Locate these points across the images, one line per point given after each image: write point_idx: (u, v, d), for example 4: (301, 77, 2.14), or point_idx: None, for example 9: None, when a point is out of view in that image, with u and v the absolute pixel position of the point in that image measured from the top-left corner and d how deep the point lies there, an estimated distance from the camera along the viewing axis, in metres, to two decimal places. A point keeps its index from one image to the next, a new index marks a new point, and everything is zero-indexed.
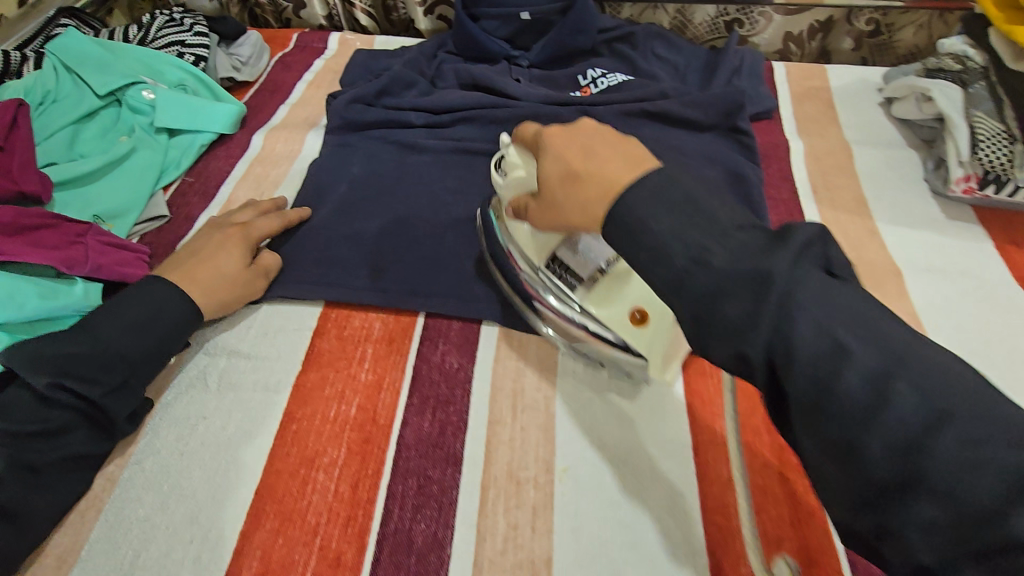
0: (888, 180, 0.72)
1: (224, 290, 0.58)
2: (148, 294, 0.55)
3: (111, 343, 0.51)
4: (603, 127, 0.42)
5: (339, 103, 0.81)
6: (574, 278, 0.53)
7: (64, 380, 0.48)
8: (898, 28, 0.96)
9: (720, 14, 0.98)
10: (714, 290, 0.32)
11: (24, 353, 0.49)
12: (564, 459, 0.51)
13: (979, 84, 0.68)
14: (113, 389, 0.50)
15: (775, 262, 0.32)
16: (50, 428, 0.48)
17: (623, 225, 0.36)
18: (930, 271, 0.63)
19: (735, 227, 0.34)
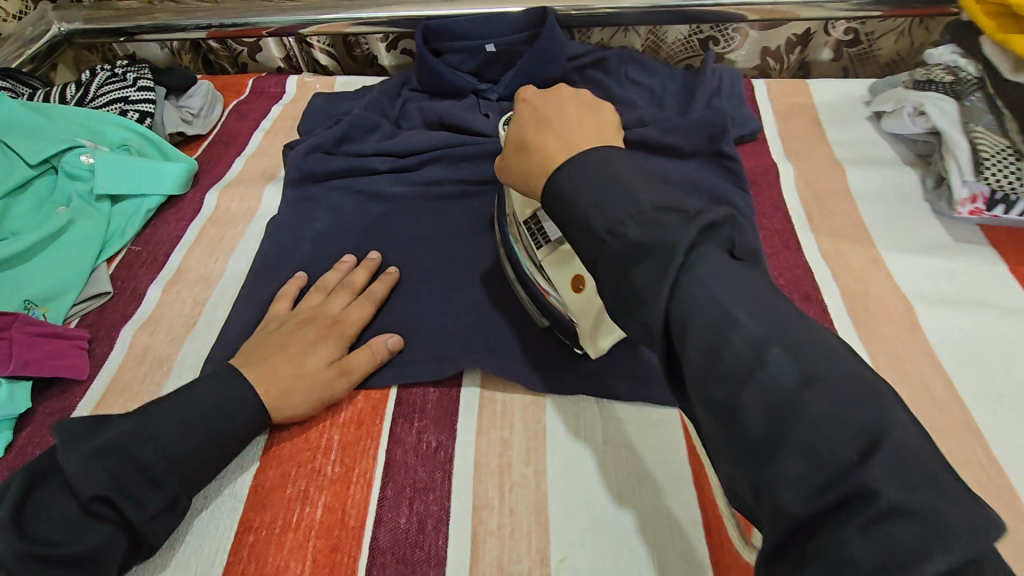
0: (887, 202, 0.68)
1: (297, 392, 0.51)
2: (223, 387, 0.49)
3: (169, 447, 0.45)
4: (569, 104, 0.49)
5: (297, 153, 0.75)
6: (543, 236, 0.55)
7: (115, 496, 0.42)
8: (879, 37, 0.93)
9: (694, 33, 0.94)
10: (587, 213, 0.39)
11: (84, 458, 0.42)
12: (560, 547, 0.45)
13: (975, 96, 0.64)
14: (158, 512, 0.44)
15: (741, 294, 0.32)
16: (86, 547, 0.41)
17: (592, 238, 0.39)
18: (943, 301, 0.58)
19: (702, 248, 0.34)
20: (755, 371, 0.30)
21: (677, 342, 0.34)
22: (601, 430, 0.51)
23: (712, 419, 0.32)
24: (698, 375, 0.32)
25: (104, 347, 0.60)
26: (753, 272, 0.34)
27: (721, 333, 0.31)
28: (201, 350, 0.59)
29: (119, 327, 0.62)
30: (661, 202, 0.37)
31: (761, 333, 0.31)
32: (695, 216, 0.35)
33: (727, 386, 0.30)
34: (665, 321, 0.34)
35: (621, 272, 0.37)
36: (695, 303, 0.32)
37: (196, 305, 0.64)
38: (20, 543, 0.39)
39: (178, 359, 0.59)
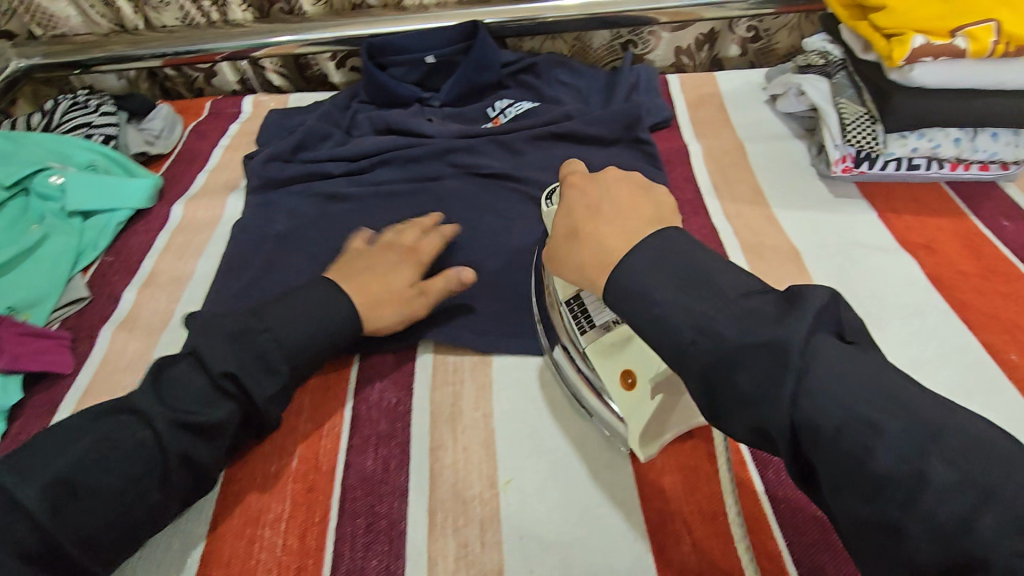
0: (779, 170, 0.78)
1: (387, 307, 0.59)
2: (326, 293, 0.56)
3: (287, 337, 0.52)
4: (618, 188, 0.51)
5: (256, 164, 0.82)
6: (588, 320, 0.54)
7: (238, 375, 0.49)
8: (774, 32, 1.06)
9: (615, 37, 1.05)
10: (666, 311, 0.40)
11: (215, 345, 0.50)
12: (507, 471, 0.52)
13: (840, 74, 0.76)
14: (272, 394, 0.51)
15: (878, 403, 0.34)
16: (211, 419, 0.48)
17: (678, 341, 0.40)
18: (824, 245, 0.68)
19: (819, 346, 0.36)
20: (919, 489, 0.31)
21: (812, 454, 0.35)
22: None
23: (870, 535, 0.33)
24: (847, 494, 0.34)
25: (86, 346, 0.65)
26: (868, 358, 0.36)
27: (866, 445, 0.33)
28: (178, 341, 0.65)
29: (98, 327, 0.67)
30: (746, 294, 0.40)
31: (912, 451, 0.32)
32: (795, 308, 0.37)
33: (891, 507, 0.32)
34: (793, 431, 0.35)
35: (720, 375, 0.38)
36: (825, 413, 0.34)
37: (170, 303, 0.69)
38: (159, 408, 0.47)
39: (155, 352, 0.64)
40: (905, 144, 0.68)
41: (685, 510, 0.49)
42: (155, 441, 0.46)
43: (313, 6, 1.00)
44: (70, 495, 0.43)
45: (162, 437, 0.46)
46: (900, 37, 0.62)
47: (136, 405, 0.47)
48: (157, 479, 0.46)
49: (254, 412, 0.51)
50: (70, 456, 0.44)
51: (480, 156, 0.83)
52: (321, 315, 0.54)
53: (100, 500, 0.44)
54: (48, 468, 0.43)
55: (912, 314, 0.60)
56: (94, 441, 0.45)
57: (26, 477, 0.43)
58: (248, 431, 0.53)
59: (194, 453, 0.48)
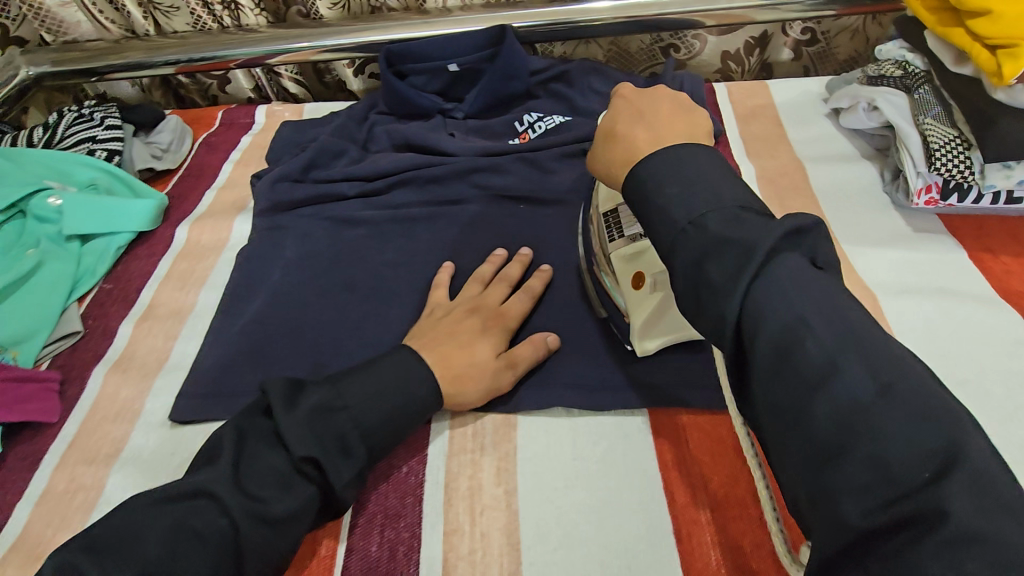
0: (847, 196, 0.69)
1: (468, 382, 0.51)
2: (405, 365, 0.49)
3: (364, 417, 0.46)
4: (669, 98, 0.51)
5: (264, 184, 0.76)
6: (617, 231, 0.55)
7: (319, 458, 0.43)
8: (834, 35, 0.95)
9: (655, 41, 0.96)
10: (666, 204, 0.41)
11: (296, 419, 0.44)
12: (532, 567, 0.45)
13: (924, 88, 0.65)
14: (351, 480, 0.44)
15: (820, 301, 0.34)
16: (286, 511, 0.42)
17: (671, 231, 0.40)
18: (904, 292, 0.59)
19: (782, 254, 0.35)
20: (830, 378, 0.31)
21: (746, 340, 0.35)
22: (620, 449, 0.51)
23: (779, 423, 0.33)
24: (765, 375, 0.34)
25: (75, 389, 0.60)
26: (837, 285, 0.36)
27: (796, 336, 0.33)
28: (172, 387, 0.59)
29: (90, 366, 0.62)
30: (744, 205, 0.39)
31: (834, 346, 0.32)
32: (780, 221, 0.37)
33: (799, 390, 0.32)
34: (737, 320, 0.35)
35: (696, 262, 0.38)
36: (770, 302, 0.34)
37: (168, 340, 0.64)
38: (238, 494, 0.41)
39: (146, 401, 0.58)
40: (1009, 176, 0.58)
41: None
42: (235, 535, 0.40)
43: (330, 10, 0.94)
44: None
45: (241, 531, 0.40)
46: (1011, 50, 0.52)
47: (209, 488, 0.41)
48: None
49: (332, 498, 0.45)
50: (143, 549, 0.38)
51: (507, 177, 0.75)
52: (399, 387, 0.48)
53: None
54: (117, 561, 0.37)
55: (1016, 382, 0.51)
56: (169, 529, 0.39)
57: (95, 574, 0.36)
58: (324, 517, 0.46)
59: (270, 552, 0.41)
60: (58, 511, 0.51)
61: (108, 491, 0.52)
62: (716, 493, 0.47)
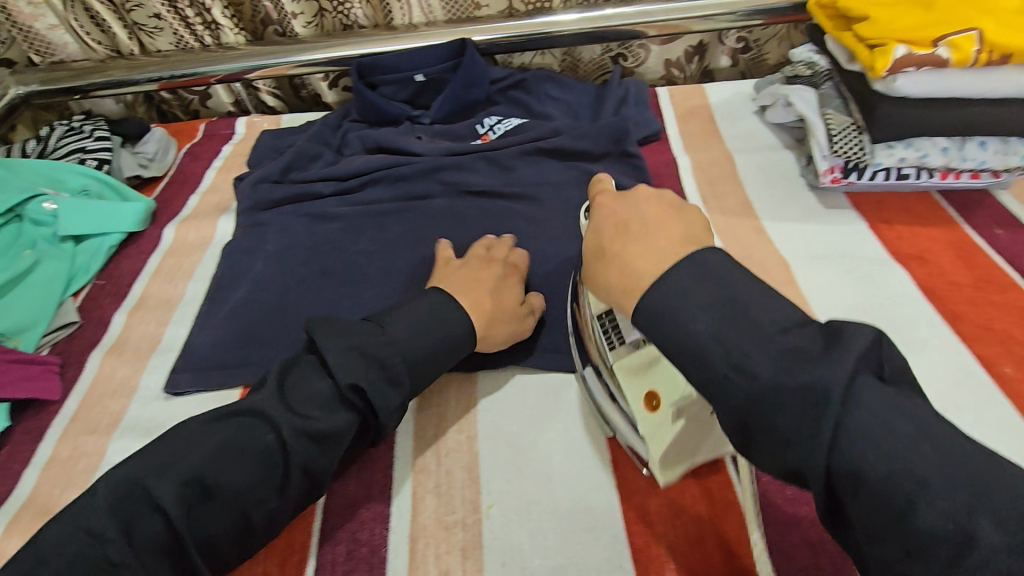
0: (769, 181, 0.78)
1: (502, 326, 0.58)
2: (446, 309, 0.55)
3: (410, 350, 0.52)
4: (652, 197, 0.47)
5: (246, 186, 0.83)
6: (617, 337, 0.52)
7: (365, 386, 0.48)
8: (764, 43, 1.06)
9: (605, 52, 1.06)
10: (701, 337, 0.37)
11: (340, 353, 0.48)
12: (489, 496, 0.51)
13: (827, 84, 0.75)
14: (395, 407, 0.50)
15: (923, 449, 0.32)
16: (330, 431, 0.46)
17: (712, 374, 0.37)
18: (813, 257, 0.67)
19: (859, 390, 0.34)
20: (966, 550, 0.29)
21: (848, 500, 0.33)
22: (569, 395, 0.58)
23: None
24: (886, 537, 0.32)
25: (74, 371, 0.65)
26: (911, 402, 0.34)
27: (907, 496, 0.31)
28: (165, 365, 0.65)
29: (88, 352, 0.68)
30: (783, 327, 0.36)
31: (960, 510, 0.30)
32: (839, 348, 0.35)
33: (930, 563, 0.30)
34: (829, 477, 0.33)
35: (752, 411, 0.35)
36: (865, 457, 0.32)
37: (159, 326, 0.70)
38: (287, 414, 0.46)
39: (141, 378, 0.64)
40: (892, 154, 0.66)
41: (669, 533, 0.48)
42: (282, 449, 0.45)
43: (305, 28, 1.02)
44: (201, 497, 0.42)
45: (287, 446, 0.45)
46: (883, 48, 0.61)
47: (261, 409, 0.46)
48: (277, 487, 0.45)
49: (373, 422, 0.50)
50: (201, 457, 0.43)
51: (470, 173, 0.83)
52: (439, 326, 0.54)
53: (226, 505, 0.43)
54: (178, 467, 0.42)
55: (904, 325, 0.59)
56: (223, 442, 0.44)
57: (153, 482, 0.42)
58: (363, 440, 0.51)
59: (314, 465, 0.46)
60: (65, 475, 0.56)
61: (109, 454, 0.58)
62: None
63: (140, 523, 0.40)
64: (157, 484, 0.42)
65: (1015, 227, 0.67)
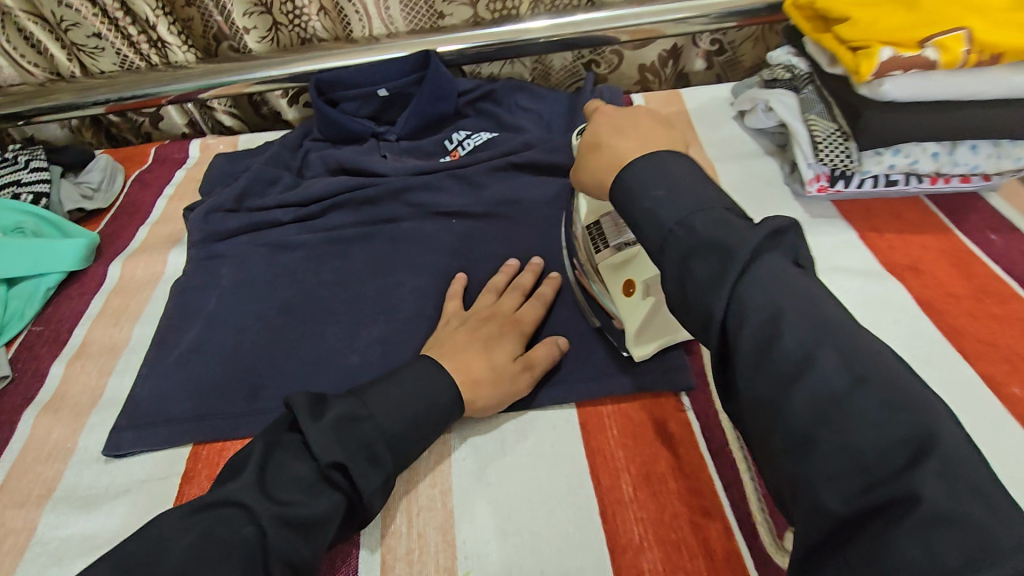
0: (752, 190, 0.74)
1: (488, 387, 0.53)
2: (427, 375, 0.51)
3: (388, 425, 0.47)
4: (641, 114, 0.55)
5: (198, 216, 0.77)
6: (603, 241, 0.59)
7: (348, 466, 0.44)
8: (739, 45, 1.03)
9: (577, 59, 1.02)
10: (655, 203, 0.43)
11: (321, 429, 0.44)
12: (466, 562, 0.47)
13: (808, 89, 0.72)
14: (378, 486, 0.45)
15: (794, 293, 0.35)
16: (314, 517, 0.42)
17: (659, 231, 0.42)
18: None
19: (764, 254, 0.37)
20: (806, 372, 0.32)
21: (731, 340, 0.37)
22: (552, 437, 0.54)
23: (759, 416, 0.35)
24: (749, 366, 0.35)
25: (4, 433, 0.59)
26: (814, 282, 0.37)
27: (772, 331, 0.34)
28: (106, 422, 0.59)
29: (20, 410, 0.61)
30: (728, 207, 0.41)
31: (808, 338, 0.33)
32: (758, 223, 0.38)
33: (777, 386, 0.33)
34: (724, 317, 0.37)
35: (678, 262, 0.40)
36: (753, 297, 0.36)
37: (102, 375, 0.63)
38: (267, 501, 0.41)
39: (79, 438, 0.58)
40: (880, 162, 0.63)
41: None
42: (265, 541, 0.39)
43: (259, 43, 0.96)
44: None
45: (269, 539, 0.39)
46: (867, 49, 0.57)
47: (239, 497, 0.41)
48: None
49: (358, 505, 0.45)
50: (173, 557, 0.37)
51: (439, 193, 0.78)
52: (421, 395, 0.49)
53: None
54: (152, 568, 0.37)
55: (903, 344, 0.56)
56: (197, 536, 0.38)
57: None
58: (346, 527, 0.46)
59: (298, 560, 0.40)
60: None
61: (40, 531, 0.51)
62: (638, 472, 0.51)
63: None
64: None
65: (1008, 231, 0.65)
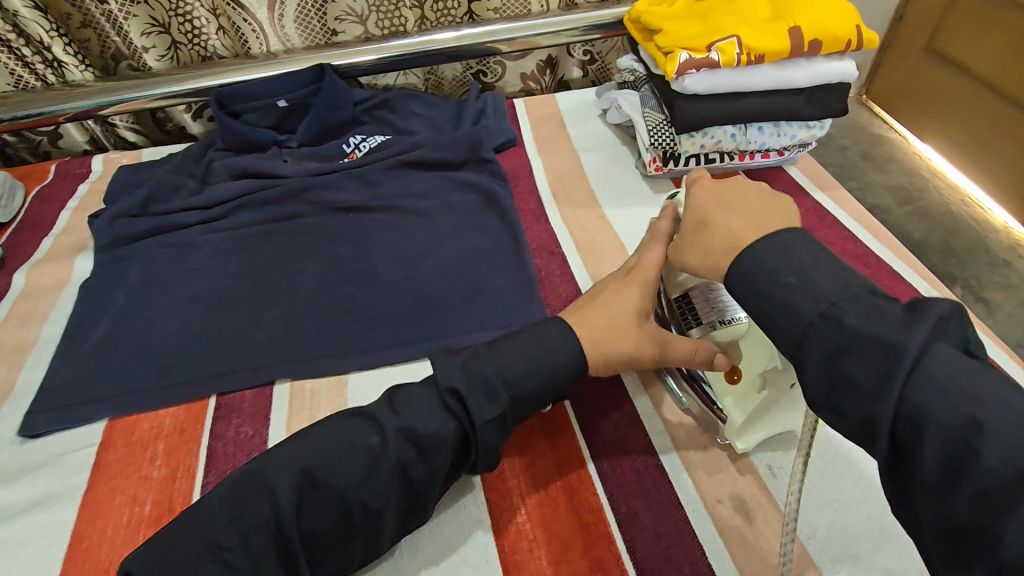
0: (609, 173, 0.88)
1: (613, 342, 0.53)
2: (557, 330, 0.52)
3: (517, 382, 0.49)
4: (748, 187, 0.54)
5: (103, 222, 0.81)
6: (695, 317, 0.58)
7: (464, 398, 0.48)
8: (606, 55, 1.19)
9: (466, 69, 1.14)
10: (789, 295, 0.43)
11: (461, 363, 0.50)
12: None
13: (646, 87, 0.87)
14: (489, 422, 0.48)
15: (988, 402, 0.35)
16: (435, 437, 0.47)
17: (800, 322, 0.42)
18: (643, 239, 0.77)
19: (935, 345, 0.37)
20: (1021, 495, 0.32)
21: (908, 451, 0.37)
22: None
23: (961, 535, 0.34)
24: (937, 486, 0.35)
25: None
26: (987, 370, 0.37)
27: (969, 443, 0.34)
28: (19, 409, 0.63)
29: None
30: (874, 291, 0.42)
31: (1022, 459, 0.33)
32: (924, 311, 0.39)
33: (987, 509, 0.33)
34: (895, 421, 0.37)
35: (835, 354, 0.40)
36: (930, 399, 0.36)
37: (11, 372, 0.67)
38: (393, 416, 0.48)
39: None
40: (694, 142, 0.78)
41: (522, 485, 0.54)
42: (383, 447, 0.46)
43: (159, 61, 1.01)
44: (310, 487, 0.45)
45: (388, 447, 0.46)
46: (671, 54, 0.73)
47: (370, 411, 0.49)
48: (382, 487, 0.46)
49: (472, 438, 0.49)
50: (308, 452, 0.46)
51: (338, 191, 0.86)
52: (555, 345, 0.51)
53: (332, 500, 0.45)
54: (293, 458, 0.46)
55: None
56: (333, 437, 0.47)
57: (269, 472, 0.45)
58: (465, 460, 0.50)
59: (414, 472, 0.47)
60: None
61: None
62: None
63: (249, 510, 0.44)
64: (271, 474, 0.45)
65: (799, 194, 0.82)
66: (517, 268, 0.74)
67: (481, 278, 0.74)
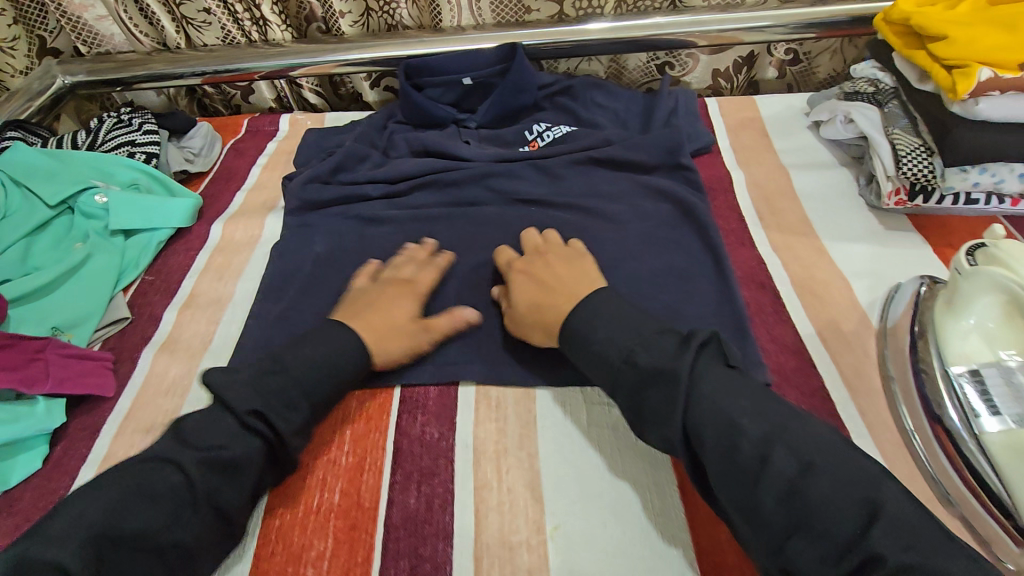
0: (827, 199, 0.76)
1: (391, 342, 0.59)
2: (334, 336, 0.56)
3: (306, 375, 0.53)
4: (574, 261, 0.63)
5: (296, 184, 0.82)
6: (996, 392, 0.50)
7: (264, 410, 0.49)
8: (815, 55, 1.03)
9: (651, 60, 1.04)
10: (603, 344, 0.51)
11: (243, 386, 0.51)
12: (554, 517, 0.50)
13: (892, 104, 0.74)
14: (300, 429, 0.51)
15: (736, 399, 0.45)
16: (237, 460, 0.47)
17: (612, 368, 0.50)
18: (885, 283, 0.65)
19: (701, 367, 0.47)
20: (762, 471, 0.41)
21: (697, 450, 0.45)
22: (585, 412, 0.57)
23: (741, 519, 0.42)
24: (721, 472, 0.43)
25: (127, 367, 0.65)
26: (743, 380, 0.47)
27: (730, 438, 0.43)
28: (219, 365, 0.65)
29: (140, 349, 0.67)
30: (660, 330, 0.51)
31: (762, 439, 0.42)
32: (688, 343, 0.48)
33: (745, 483, 0.41)
34: (684, 433, 0.45)
35: (638, 395, 0.48)
36: (705, 410, 0.44)
37: (210, 324, 0.69)
38: (186, 450, 0.47)
39: (194, 377, 0.64)
40: (965, 179, 0.65)
41: (742, 564, 0.47)
42: (186, 486, 0.45)
43: (352, 27, 1.01)
44: (108, 548, 0.42)
45: (192, 481, 0.45)
46: (964, 69, 0.61)
47: (161, 453, 0.47)
48: (192, 523, 0.45)
49: (280, 450, 0.50)
50: (100, 508, 0.43)
51: (520, 181, 0.82)
52: (333, 357, 0.55)
53: (140, 548, 0.42)
54: (79, 526, 0.42)
55: None
56: (124, 489, 0.44)
57: (51, 546, 0.40)
58: (273, 471, 0.51)
59: (225, 499, 0.47)
60: None
61: None
62: None
63: None
64: (61, 549, 0.40)
65: None
66: (723, 297, 0.65)
67: (678, 302, 0.66)
